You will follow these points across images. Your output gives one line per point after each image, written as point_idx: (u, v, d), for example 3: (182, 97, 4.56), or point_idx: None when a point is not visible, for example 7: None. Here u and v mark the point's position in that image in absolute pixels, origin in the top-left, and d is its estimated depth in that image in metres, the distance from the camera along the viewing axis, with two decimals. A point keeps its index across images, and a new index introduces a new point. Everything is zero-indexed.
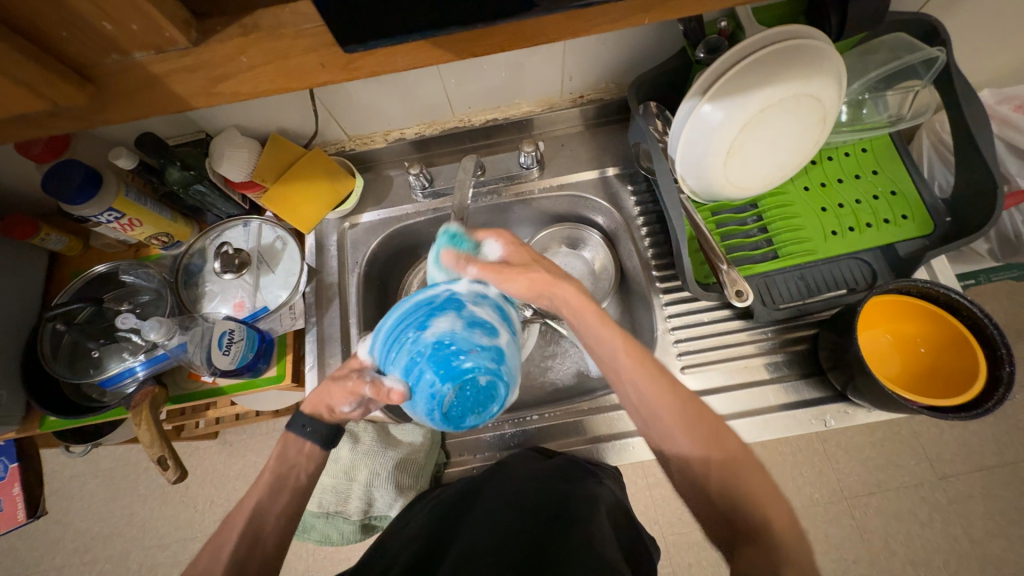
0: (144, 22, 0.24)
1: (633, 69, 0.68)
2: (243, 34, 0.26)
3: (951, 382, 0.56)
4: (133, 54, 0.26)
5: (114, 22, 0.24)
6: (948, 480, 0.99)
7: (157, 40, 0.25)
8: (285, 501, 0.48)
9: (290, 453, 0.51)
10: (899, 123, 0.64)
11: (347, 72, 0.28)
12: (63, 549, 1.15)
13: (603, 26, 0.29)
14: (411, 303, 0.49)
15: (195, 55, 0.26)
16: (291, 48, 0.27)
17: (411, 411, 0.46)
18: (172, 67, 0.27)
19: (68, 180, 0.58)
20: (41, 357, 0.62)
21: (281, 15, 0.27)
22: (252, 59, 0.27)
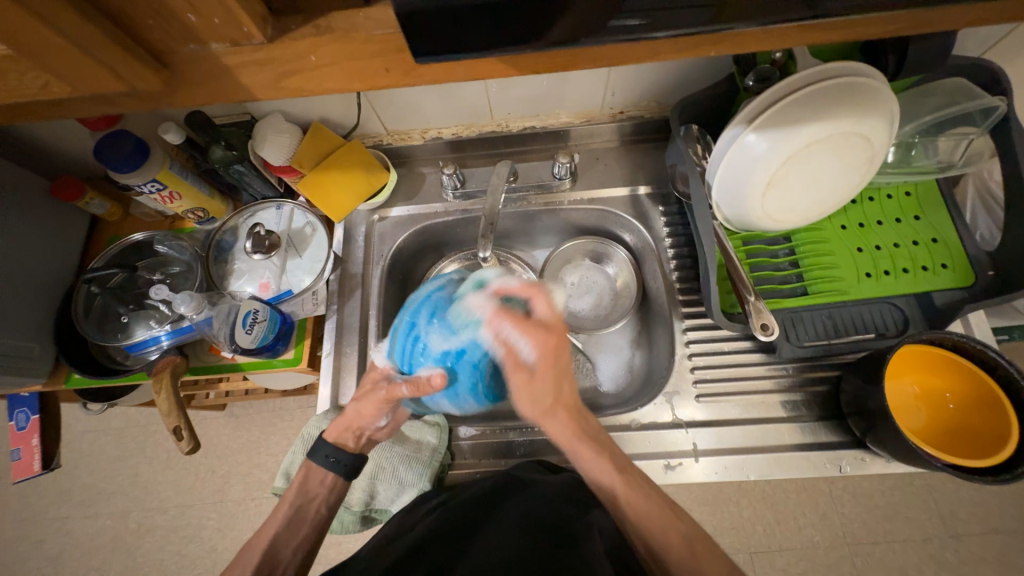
0: (225, 15, 0.25)
1: (678, 90, 0.68)
2: (316, 34, 0.27)
3: (978, 443, 0.54)
4: (210, 44, 0.26)
5: (197, 14, 0.25)
6: (959, 540, 0.95)
7: (235, 34, 0.26)
8: (302, 533, 0.54)
9: (312, 483, 0.56)
10: (948, 170, 0.62)
11: (410, 78, 0.29)
12: (69, 501, 1.19)
13: (667, 55, 0.30)
14: (419, 298, 0.52)
15: (268, 50, 0.27)
16: (359, 51, 0.27)
17: (450, 394, 0.49)
18: (244, 60, 0.27)
19: (120, 149, 0.60)
20: (74, 316, 0.65)
21: (353, 18, 0.27)
22: (321, 58, 0.28)
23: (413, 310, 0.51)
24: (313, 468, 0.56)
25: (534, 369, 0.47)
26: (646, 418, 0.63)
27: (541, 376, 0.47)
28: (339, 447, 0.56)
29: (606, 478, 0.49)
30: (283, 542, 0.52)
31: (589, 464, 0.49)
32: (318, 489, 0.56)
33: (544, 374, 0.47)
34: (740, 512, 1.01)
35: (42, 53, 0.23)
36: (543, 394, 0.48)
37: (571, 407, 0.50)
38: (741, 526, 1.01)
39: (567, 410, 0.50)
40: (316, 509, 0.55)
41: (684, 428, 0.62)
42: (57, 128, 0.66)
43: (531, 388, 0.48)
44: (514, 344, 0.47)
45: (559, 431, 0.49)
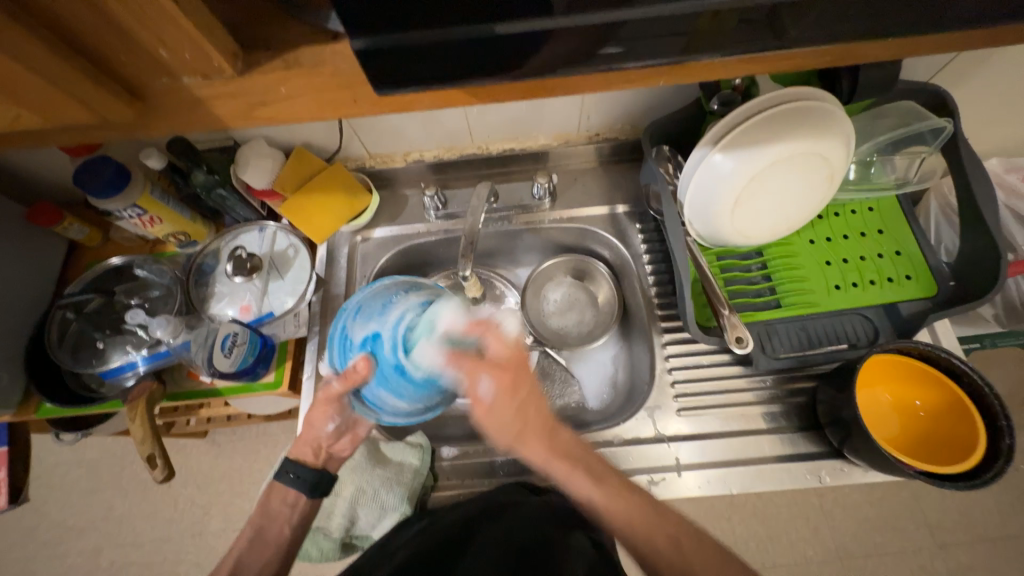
0: (197, 51, 0.26)
1: (649, 113, 0.71)
2: (285, 67, 0.28)
3: (949, 449, 0.55)
4: (183, 77, 0.28)
5: (169, 50, 0.26)
6: (949, 550, 0.96)
7: (207, 67, 0.27)
8: (267, 558, 0.53)
9: (275, 502, 0.56)
10: (905, 186, 0.66)
11: (378, 107, 0.30)
12: (37, 539, 1.13)
13: (622, 84, 0.32)
14: (352, 307, 0.57)
15: (238, 82, 0.28)
16: (327, 82, 0.29)
17: (374, 387, 0.50)
18: (216, 91, 0.29)
19: (99, 175, 0.60)
20: (48, 343, 0.64)
21: (321, 52, 0.28)
22: (290, 89, 0.29)
23: (345, 317, 0.56)
24: (278, 488, 0.56)
25: (502, 397, 0.49)
26: (629, 433, 0.63)
27: (509, 402, 0.49)
28: (298, 461, 0.56)
29: (571, 478, 0.49)
30: (246, 568, 0.52)
31: (563, 475, 0.49)
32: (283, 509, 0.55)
33: (504, 405, 0.49)
34: (732, 529, 1.00)
35: (15, 88, 0.24)
36: (509, 422, 0.50)
37: (541, 426, 0.50)
38: (735, 543, 1.00)
39: (537, 433, 0.50)
40: (278, 530, 0.54)
41: (667, 442, 0.62)
42: (36, 155, 0.66)
43: (502, 417, 0.49)
44: (473, 385, 0.49)
45: (536, 453, 0.50)
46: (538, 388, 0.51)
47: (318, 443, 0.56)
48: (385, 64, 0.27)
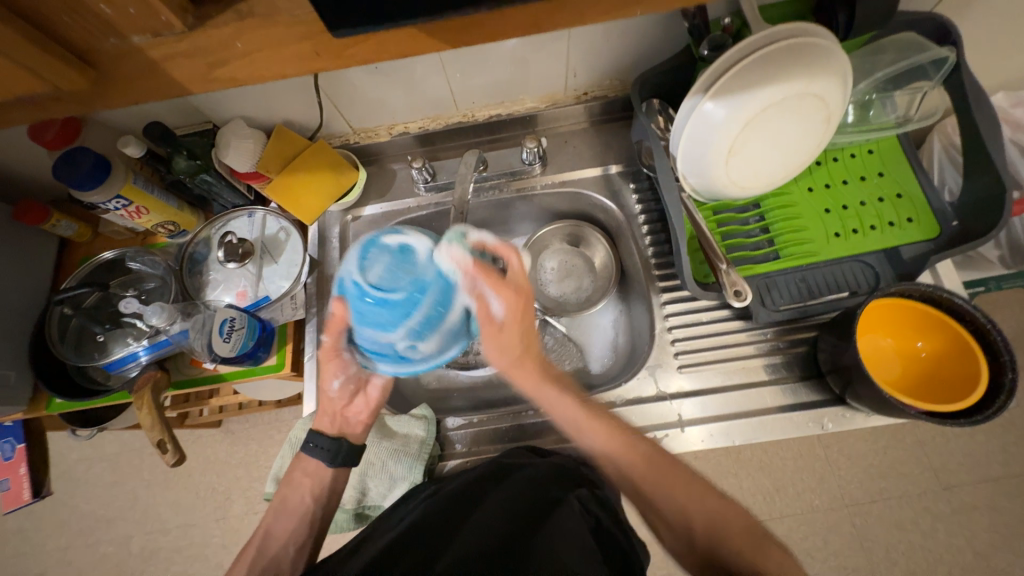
0: (143, 8, 0.25)
1: (638, 66, 0.68)
2: (240, 19, 0.27)
3: (951, 388, 0.55)
4: (131, 37, 0.27)
5: (112, 5, 0.25)
6: (953, 491, 0.97)
7: (155, 24, 0.26)
8: (292, 525, 0.56)
9: (297, 476, 0.58)
10: (906, 124, 0.63)
11: (341, 59, 0.29)
12: (69, 531, 1.18)
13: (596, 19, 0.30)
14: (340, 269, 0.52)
15: (190, 40, 0.27)
16: (283, 32, 0.27)
17: (361, 329, 0.47)
18: (169, 51, 0.27)
19: (77, 166, 0.59)
20: (49, 340, 0.64)
21: (277, 3, 0.27)
22: (246, 44, 0.28)
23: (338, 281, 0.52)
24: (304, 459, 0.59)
25: (503, 329, 0.52)
26: (631, 393, 0.64)
27: (506, 330, 0.53)
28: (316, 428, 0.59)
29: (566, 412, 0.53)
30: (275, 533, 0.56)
31: (556, 406, 0.54)
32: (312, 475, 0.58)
33: (512, 328, 0.52)
34: (740, 483, 1.02)
35: None
36: (509, 348, 0.54)
37: (536, 356, 0.56)
38: (743, 497, 1.02)
39: (533, 360, 0.55)
40: (301, 498, 0.57)
41: (669, 400, 0.62)
42: (13, 150, 0.65)
43: (492, 343, 0.53)
44: (486, 299, 0.51)
45: (524, 380, 0.55)
46: (536, 318, 0.55)
47: (333, 411, 0.59)
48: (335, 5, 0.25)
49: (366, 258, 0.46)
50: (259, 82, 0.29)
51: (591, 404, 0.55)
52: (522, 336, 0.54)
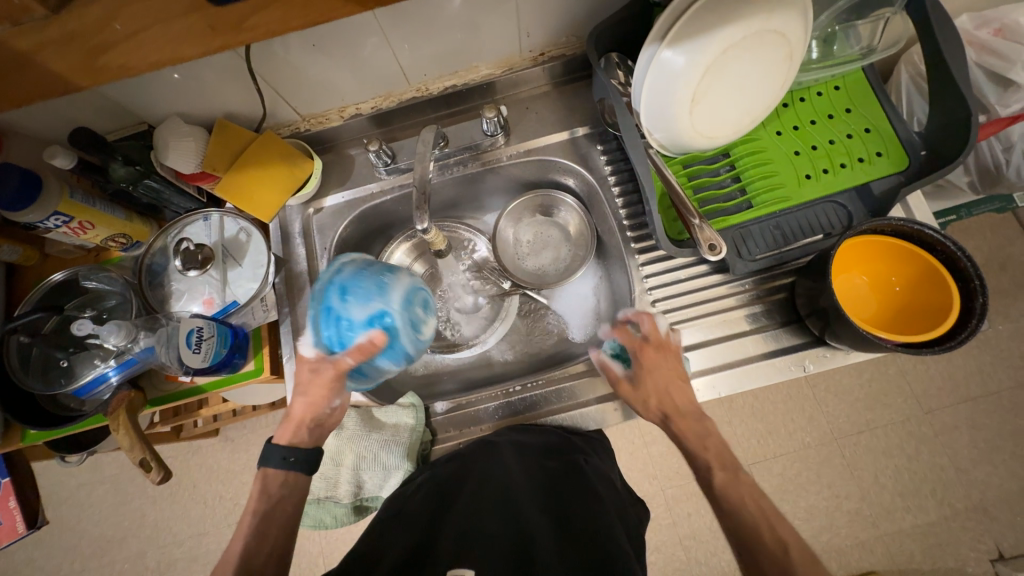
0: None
1: (593, 19, 0.65)
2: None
3: (924, 318, 0.55)
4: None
5: None
6: (934, 414, 1.02)
7: (10, 9, 0.25)
8: (274, 538, 0.50)
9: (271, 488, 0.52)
10: (871, 55, 0.62)
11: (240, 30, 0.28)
12: (80, 554, 1.17)
13: None
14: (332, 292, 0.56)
15: (59, 24, 0.26)
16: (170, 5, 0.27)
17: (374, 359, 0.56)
18: (35, 41, 0.26)
19: (5, 185, 0.55)
20: (9, 370, 0.60)
21: None
22: (124, 26, 0.27)
23: (325, 298, 0.56)
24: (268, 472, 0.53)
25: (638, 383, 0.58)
26: None
27: (652, 372, 0.57)
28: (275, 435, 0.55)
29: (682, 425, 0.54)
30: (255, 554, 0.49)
31: (687, 431, 0.54)
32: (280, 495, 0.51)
33: (663, 373, 0.57)
34: (734, 430, 1.06)
35: None
36: (672, 398, 0.56)
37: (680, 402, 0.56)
38: (738, 443, 1.05)
39: (687, 405, 0.56)
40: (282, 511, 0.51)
41: None
42: None
43: (646, 398, 0.56)
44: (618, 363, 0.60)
45: (686, 434, 0.54)
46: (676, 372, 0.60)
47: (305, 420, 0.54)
48: None
49: (412, 303, 0.59)
50: (152, 65, 0.28)
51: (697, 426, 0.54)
52: (681, 390, 0.57)
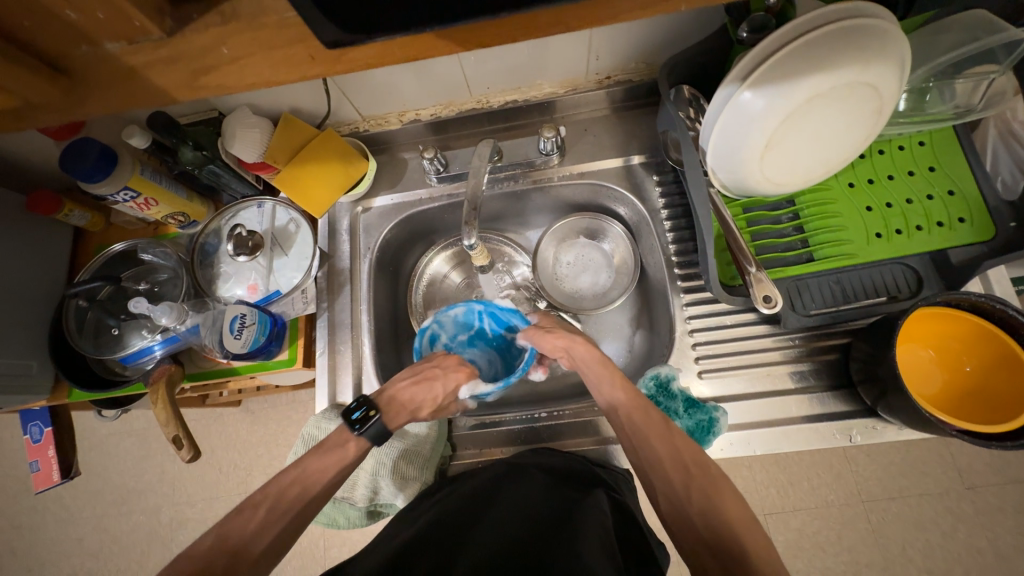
0: (113, 12, 0.26)
1: (666, 49, 0.63)
2: (224, 22, 0.29)
3: (998, 405, 0.51)
4: (104, 44, 0.28)
5: (78, 11, 0.26)
6: (977, 491, 0.94)
7: (129, 30, 0.28)
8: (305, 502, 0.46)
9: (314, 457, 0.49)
10: (966, 115, 0.57)
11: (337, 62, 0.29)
12: (102, 501, 1.24)
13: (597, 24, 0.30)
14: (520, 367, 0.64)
15: (169, 45, 0.29)
16: (277, 37, 0.29)
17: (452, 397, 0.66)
18: (149, 58, 0.29)
19: (84, 158, 0.58)
20: (68, 333, 0.64)
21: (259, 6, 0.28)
22: (231, 50, 0.29)
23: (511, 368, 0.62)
24: (363, 441, 0.51)
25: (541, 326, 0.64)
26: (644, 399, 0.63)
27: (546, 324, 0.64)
28: (386, 420, 0.53)
29: (625, 410, 0.52)
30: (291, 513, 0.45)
31: (633, 409, 0.52)
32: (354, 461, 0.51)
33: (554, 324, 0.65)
34: (753, 477, 1.01)
35: None
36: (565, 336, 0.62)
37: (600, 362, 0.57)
38: (755, 490, 1.00)
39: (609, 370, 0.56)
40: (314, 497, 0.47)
41: None
42: (21, 139, 0.64)
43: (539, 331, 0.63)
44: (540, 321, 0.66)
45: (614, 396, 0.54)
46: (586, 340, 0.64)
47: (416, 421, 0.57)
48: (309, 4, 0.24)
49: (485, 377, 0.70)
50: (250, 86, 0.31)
51: (648, 407, 0.52)
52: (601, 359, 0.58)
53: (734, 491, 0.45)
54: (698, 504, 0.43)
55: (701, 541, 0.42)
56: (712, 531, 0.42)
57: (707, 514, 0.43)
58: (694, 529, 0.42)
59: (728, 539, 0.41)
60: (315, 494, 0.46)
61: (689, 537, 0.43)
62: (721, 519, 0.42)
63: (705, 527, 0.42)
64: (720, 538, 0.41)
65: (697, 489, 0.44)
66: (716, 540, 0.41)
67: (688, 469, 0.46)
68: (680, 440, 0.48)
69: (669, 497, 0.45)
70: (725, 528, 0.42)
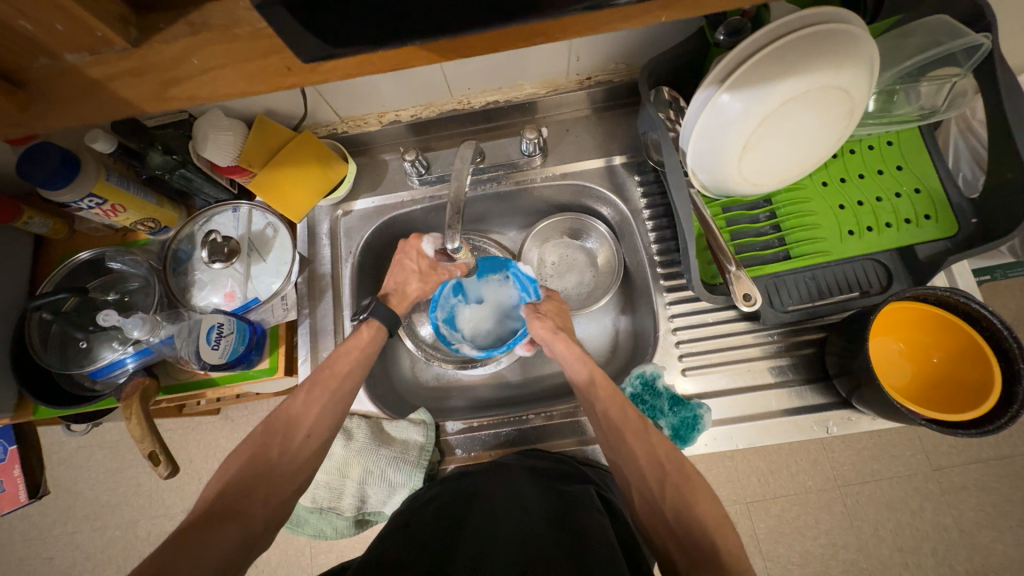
0: (72, 22, 0.25)
1: (645, 50, 0.63)
2: (193, 34, 0.28)
3: (962, 395, 0.53)
4: (66, 56, 0.27)
5: (33, 22, 0.25)
6: (943, 472, 0.99)
7: (92, 41, 0.27)
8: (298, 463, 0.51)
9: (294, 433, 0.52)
10: (931, 116, 0.60)
11: (318, 74, 0.29)
12: (74, 516, 1.19)
13: (574, 34, 0.30)
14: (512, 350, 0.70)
15: (135, 57, 0.28)
16: (252, 50, 0.28)
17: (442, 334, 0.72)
18: (113, 71, 0.28)
19: (44, 163, 0.54)
20: (30, 348, 0.60)
21: (231, 16, 0.28)
22: (202, 61, 0.28)
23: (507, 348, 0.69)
24: (372, 327, 0.59)
25: (538, 312, 0.64)
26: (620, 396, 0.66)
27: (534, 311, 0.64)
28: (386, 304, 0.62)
29: (601, 402, 0.53)
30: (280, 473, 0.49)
31: (607, 400, 0.52)
32: (369, 350, 0.59)
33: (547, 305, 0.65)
34: (735, 466, 1.04)
35: None
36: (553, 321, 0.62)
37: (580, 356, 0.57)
38: (737, 479, 1.03)
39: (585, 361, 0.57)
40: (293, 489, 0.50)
41: None
42: None
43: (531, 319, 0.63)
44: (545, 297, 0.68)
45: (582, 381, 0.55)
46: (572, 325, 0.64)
47: (416, 298, 0.66)
48: (282, 15, 0.24)
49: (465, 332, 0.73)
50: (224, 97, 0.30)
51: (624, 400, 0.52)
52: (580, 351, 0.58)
53: (710, 495, 0.45)
54: (671, 499, 0.45)
55: (670, 533, 0.44)
56: (684, 528, 0.43)
57: (680, 510, 0.44)
58: (667, 527, 0.44)
59: (700, 537, 0.42)
60: (341, 379, 0.55)
61: (659, 527, 0.45)
62: (692, 516, 0.44)
63: (675, 521, 0.44)
64: (690, 532, 0.43)
65: (674, 489, 0.45)
66: (691, 540, 0.42)
67: (665, 468, 0.47)
68: (656, 437, 0.49)
69: (643, 494, 0.47)
70: (697, 525, 0.43)
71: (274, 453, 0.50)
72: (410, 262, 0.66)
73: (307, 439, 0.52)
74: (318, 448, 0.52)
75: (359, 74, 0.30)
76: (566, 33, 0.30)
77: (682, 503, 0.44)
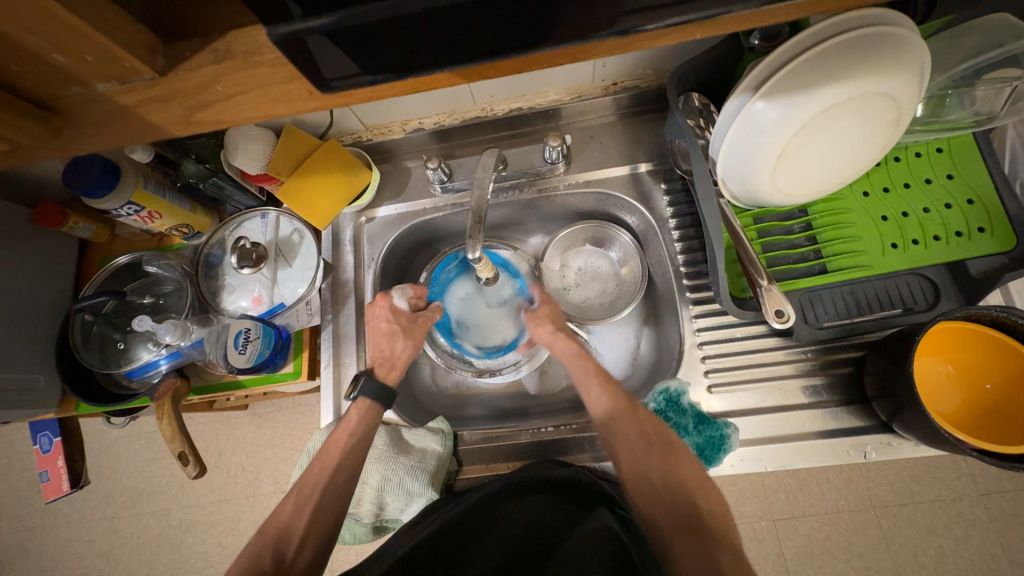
0: (100, 53, 0.26)
1: (675, 55, 0.61)
2: (216, 61, 0.28)
3: (1020, 426, 0.49)
4: (96, 85, 0.29)
5: (66, 54, 0.26)
6: (991, 497, 0.92)
7: (121, 70, 0.28)
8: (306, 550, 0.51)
9: (296, 524, 0.52)
10: (988, 122, 0.56)
11: (341, 97, 0.30)
12: (113, 502, 1.25)
13: (596, 54, 0.29)
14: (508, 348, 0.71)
15: (159, 85, 0.29)
16: (274, 75, 0.28)
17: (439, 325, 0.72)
18: (138, 97, 0.29)
19: (87, 172, 0.57)
20: (73, 347, 0.63)
21: (255, 43, 0.28)
22: (225, 87, 0.29)
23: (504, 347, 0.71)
24: (362, 406, 0.60)
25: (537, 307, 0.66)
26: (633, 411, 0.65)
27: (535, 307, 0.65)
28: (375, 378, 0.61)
29: (593, 386, 0.56)
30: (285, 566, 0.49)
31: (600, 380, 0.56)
32: (364, 425, 0.59)
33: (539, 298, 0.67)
34: (762, 481, 1.00)
35: None
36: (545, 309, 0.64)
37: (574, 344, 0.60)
38: (763, 494, 1.00)
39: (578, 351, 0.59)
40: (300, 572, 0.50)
41: None
42: None
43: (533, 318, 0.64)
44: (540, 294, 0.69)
45: (578, 367, 0.58)
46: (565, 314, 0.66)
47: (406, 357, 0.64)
48: (298, 41, 0.24)
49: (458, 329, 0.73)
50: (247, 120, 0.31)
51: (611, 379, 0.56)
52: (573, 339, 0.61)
53: (691, 459, 0.50)
54: (657, 466, 0.49)
55: (657, 498, 0.48)
56: (668, 492, 0.47)
57: (665, 475, 0.48)
58: (657, 500, 0.47)
59: (684, 498, 0.46)
60: (332, 468, 0.55)
61: (645, 492, 0.48)
62: (676, 477, 0.48)
63: (661, 483, 0.48)
64: (676, 498, 0.47)
65: (661, 456, 0.49)
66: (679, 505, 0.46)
67: (649, 438, 0.51)
68: (642, 411, 0.53)
69: (632, 465, 0.50)
70: (680, 488, 0.47)
71: (271, 560, 0.50)
72: (385, 322, 0.64)
73: (304, 547, 0.51)
74: (318, 548, 0.52)
75: (379, 97, 0.30)
76: (584, 55, 0.29)
77: (668, 470, 0.48)
